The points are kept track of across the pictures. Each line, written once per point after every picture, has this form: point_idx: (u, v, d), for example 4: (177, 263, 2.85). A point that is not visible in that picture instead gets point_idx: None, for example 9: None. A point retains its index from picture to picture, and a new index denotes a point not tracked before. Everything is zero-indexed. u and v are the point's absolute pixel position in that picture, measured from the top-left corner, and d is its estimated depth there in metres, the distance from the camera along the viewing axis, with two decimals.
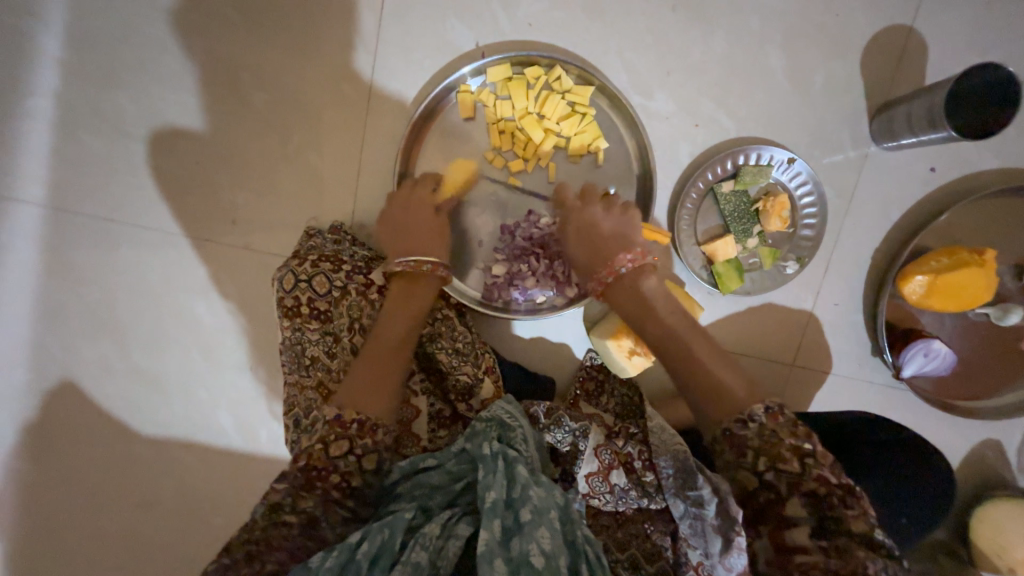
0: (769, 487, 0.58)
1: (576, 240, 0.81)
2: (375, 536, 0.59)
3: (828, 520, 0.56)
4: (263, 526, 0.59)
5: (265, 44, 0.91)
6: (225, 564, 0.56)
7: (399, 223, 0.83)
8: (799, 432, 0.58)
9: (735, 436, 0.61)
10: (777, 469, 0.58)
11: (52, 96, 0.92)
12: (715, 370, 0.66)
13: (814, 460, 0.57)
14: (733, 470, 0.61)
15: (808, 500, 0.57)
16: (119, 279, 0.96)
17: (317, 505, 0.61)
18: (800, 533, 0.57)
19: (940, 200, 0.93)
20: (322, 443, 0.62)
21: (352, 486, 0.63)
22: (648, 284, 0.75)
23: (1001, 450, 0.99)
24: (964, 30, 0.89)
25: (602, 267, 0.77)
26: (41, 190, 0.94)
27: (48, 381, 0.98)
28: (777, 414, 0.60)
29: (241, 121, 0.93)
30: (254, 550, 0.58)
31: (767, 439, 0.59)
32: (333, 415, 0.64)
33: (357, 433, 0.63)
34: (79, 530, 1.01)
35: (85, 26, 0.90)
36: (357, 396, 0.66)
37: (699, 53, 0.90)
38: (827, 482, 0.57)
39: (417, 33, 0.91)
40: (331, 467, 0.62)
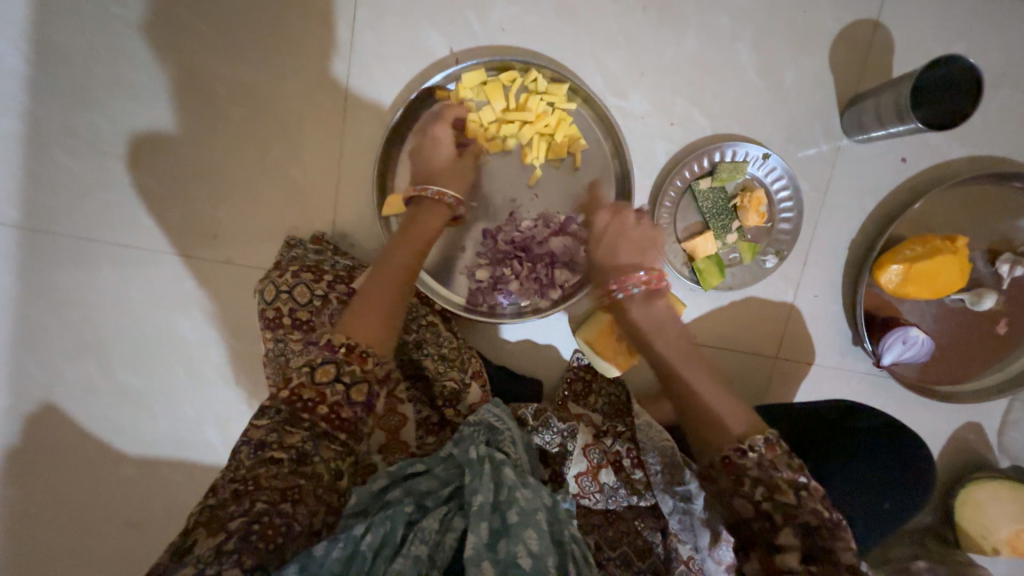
0: (763, 516, 0.60)
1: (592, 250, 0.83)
2: (377, 527, 0.61)
3: (817, 549, 0.58)
4: (250, 465, 0.58)
5: (238, 56, 0.91)
6: (214, 504, 0.57)
7: (428, 168, 0.85)
8: (798, 466, 0.60)
9: (733, 464, 0.62)
10: (774, 501, 0.59)
11: (22, 116, 0.91)
12: (713, 398, 0.68)
13: (809, 493, 0.59)
14: (729, 498, 0.62)
15: (798, 530, 0.59)
16: (99, 298, 0.95)
17: (306, 440, 0.60)
18: (789, 557, 0.58)
19: (912, 190, 0.95)
20: (309, 369, 0.62)
21: (342, 417, 0.62)
22: (654, 307, 0.76)
23: (982, 432, 1.01)
24: (927, 22, 0.91)
25: (612, 278, 0.78)
26: (15, 211, 0.93)
27: (30, 404, 0.97)
28: (776, 447, 0.61)
29: (217, 135, 0.92)
30: (243, 488, 0.57)
31: (767, 471, 0.60)
32: (324, 340, 0.65)
33: (344, 357, 0.63)
34: (70, 553, 1.00)
35: (53, 44, 0.89)
36: (352, 325, 0.67)
37: (671, 53, 0.91)
38: (817, 515, 0.58)
39: (390, 42, 0.91)
40: (317, 395, 0.61)
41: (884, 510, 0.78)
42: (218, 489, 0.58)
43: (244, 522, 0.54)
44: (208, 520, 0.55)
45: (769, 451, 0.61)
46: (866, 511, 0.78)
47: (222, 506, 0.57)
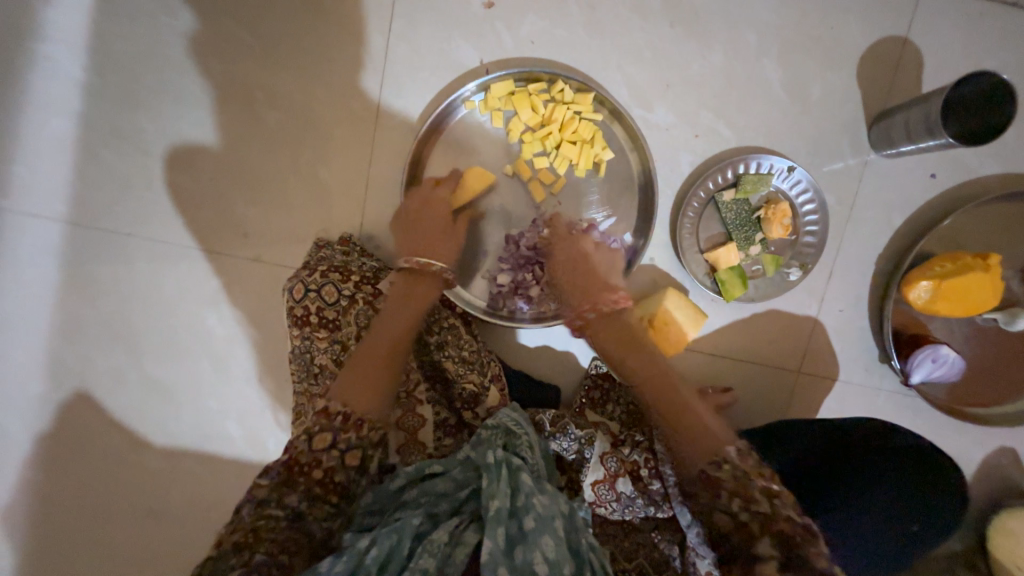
0: (742, 527, 0.62)
1: (563, 276, 0.85)
2: (384, 540, 0.62)
3: (794, 558, 0.57)
4: (249, 519, 0.61)
5: (278, 64, 0.95)
6: (218, 552, 0.60)
7: (416, 223, 0.86)
8: (766, 473, 0.63)
9: (710, 476, 0.65)
10: (749, 510, 0.61)
11: (75, 118, 0.96)
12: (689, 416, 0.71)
13: (781, 502, 0.61)
14: (711, 511, 0.65)
15: (777, 542, 0.59)
16: (135, 291, 0.99)
17: (302, 501, 0.62)
18: (769, 569, 0.58)
19: (941, 206, 0.93)
20: (307, 437, 0.65)
21: (335, 482, 0.64)
22: (621, 328, 0.80)
23: (1016, 458, 0.97)
24: (958, 39, 0.91)
25: (587, 303, 0.82)
26: (63, 206, 0.98)
27: (64, 391, 1.00)
28: (747, 456, 0.65)
29: (255, 138, 0.96)
30: (244, 541, 0.59)
31: (739, 480, 0.63)
32: (321, 407, 0.67)
33: (340, 426, 0.66)
34: (91, 539, 1.02)
35: (108, 51, 0.95)
36: (349, 390, 0.69)
37: (696, 67, 0.93)
38: (791, 522, 0.59)
39: (423, 53, 0.94)
40: (313, 461, 0.63)
41: (912, 532, 0.75)
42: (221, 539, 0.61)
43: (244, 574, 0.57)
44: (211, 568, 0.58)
45: (740, 460, 0.64)
46: (892, 535, 0.75)
47: (225, 555, 0.59)
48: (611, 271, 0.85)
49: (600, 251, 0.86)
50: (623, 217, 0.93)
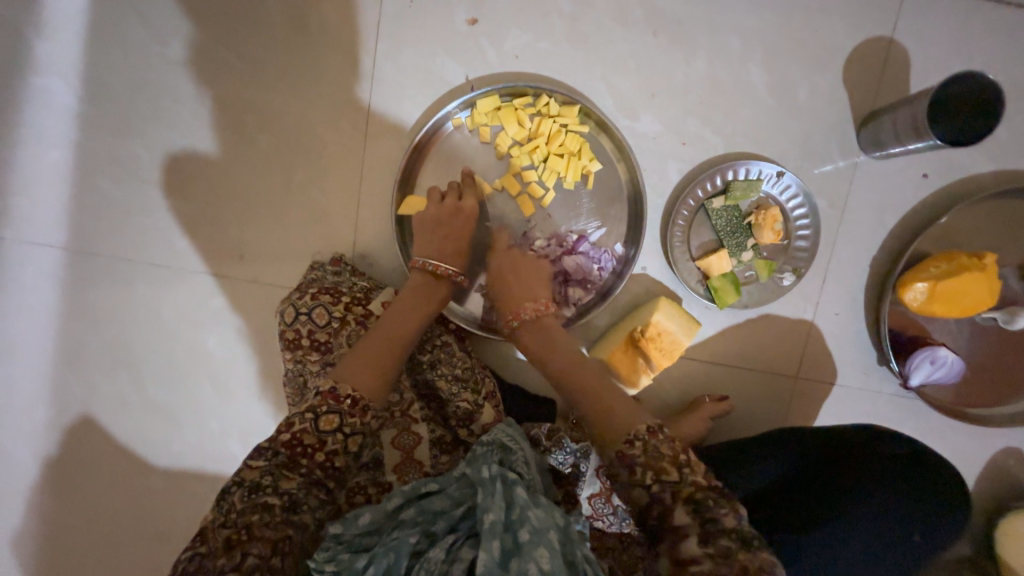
0: (656, 499, 0.56)
1: (495, 286, 0.86)
2: (380, 560, 0.62)
3: (708, 524, 0.53)
4: (243, 509, 0.59)
5: (266, 87, 0.96)
6: (203, 552, 0.57)
7: (433, 223, 0.85)
8: (676, 445, 0.58)
9: (625, 455, 0.59)
10: (659, 480, 0.56)
11: (71, 148, 0.98)
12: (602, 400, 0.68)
13: (691, 470, 0.56)
14: (628, 490, 0.58)
15: (690, 507, 0.54)
16: (134, 315, 1.00)
17: (299, 487, 0.64)
18: (690, 544, 0.53)
19: (935, 206, 0.93)
20: (313, 416, 0.67)
21: (335, 466, 0.67)
22: (540, 333, 0.79)
23: (1022, 458, 0.95)
24: (945, 38, 0.90)
25: (509, 309, 0.82)
26: (62, 235, 0.99)
27: (68, 417, 1.02)
28: (657, 431, 0.59)
29: (246, 161, 0.98)
30: (234, 539, 0.57)
31: (651, 454, 0.58)
32: (328, 388, 0.69)
33: (348, 409, 0.68)
34: (100, 563, 1.03)
35: (101, 81, 0.97)
36: (356, 375, 0.71)
37: (681, 75, 0.93)
38: (701, 486, 0.55)
39: (409, 71, 0.95)
40: (317, 444, 0.66)
41: (914, 543, 0.73)
42: (207, 536, 0.59)
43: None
44: (196, 570, 0.56)
45: (652, 436, 0.59)
46: (891, 547, 0.73)
47: (210, 555, 0.57)
48: (538, 278, 0.85)
49: (527, 262, 0.87)
50: (614, 227, 0.93)
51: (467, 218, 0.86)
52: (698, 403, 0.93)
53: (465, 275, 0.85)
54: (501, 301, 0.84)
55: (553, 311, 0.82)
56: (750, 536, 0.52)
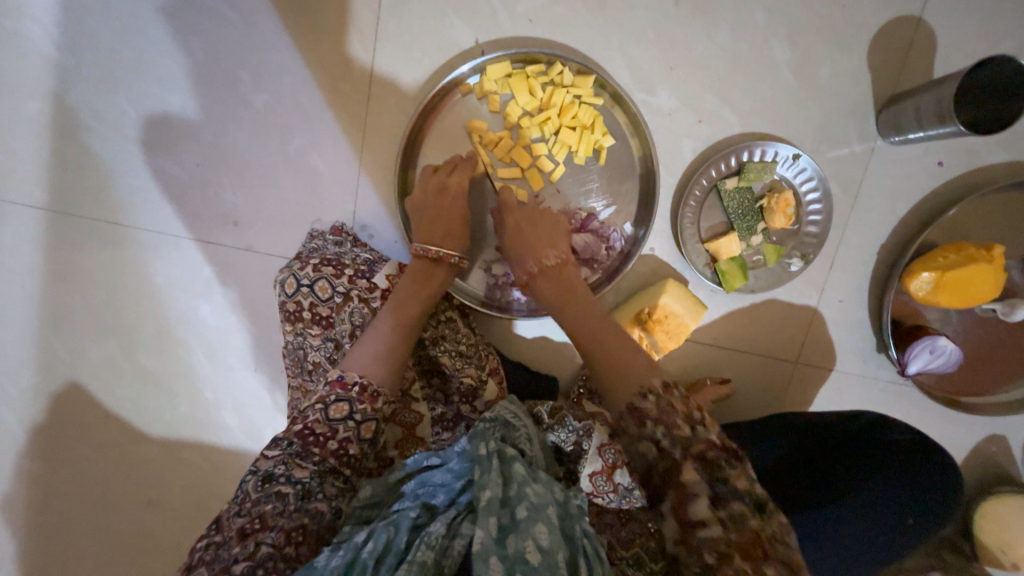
0: (665, 455, 0.55)
1: (513, 229, 0.82)
2: (380, 535, 0.61)
3: (721, 486, 0.52)
4: (259, 498, 0.64)
5: (262, 41, 0.90)
6: (218, 541, 0.61)
7: (424, 206, 0.84)
8: (690, 402, 0.58)
9: (637, 409, 0.59)
10: (671, 438, 0.55)
11: (49, 99, 0.92)
12: (622, 357, 0.65)
13: (705, 428, 0.56)
14: (635, 446, 0.58)
15: (700, 466, 0.53)
16: (122, 281, 0.96)
17: (312, 476, 0.67)
18: (700, 504, 0.52)
19: (947, 195, 0.92)
20: (323, 407, 0.69)
21: (350, 453, 0.70)
22: (555, 283, 0.78)
23: (1006, 445, 0.98)
24: (973, 20, 0.87)
25: (527, 257, 0.80)
26: (42, 193, 0.94)
27: (55, 383, 0.99)
28: (673, 389, 0.59)
29: (239, 121, 0.92)
30: (248, 528, 0.61)
31: (664, 408, 0.57)
32: (336, 377, 0.71)
33: (356, 396, 0.70)
34: (94, 528, 1.03)
35: (79, 27, 0.90)
36: (362, 362, 0.73)
37: (701, 48, 0.89)
38: (713, 445, 0.54)
39: (416, 31, 0.90)
40: (329, 431, 0.68)
41: (903, 523, 0.75)
42: (223, 525, 0.63)
43: (247, 565, 0.57)
44: (214, 557, 0.60)
45: (666, 392, 0.58)
46: (888, 529, 0.75)
47: (226, 544, 0.61)
48: (559, 229, 0.83)
49: (545, 213, 0.84)
50: (624, 205, 0.91)
51: (458, 194, 0.84)
52: (699, 385, 0.94)
53: (463, 256, 0.83)
54: (513, 247, 0.82)
55: (570, 263, 0.80)
56: (761, 501, 0.52)
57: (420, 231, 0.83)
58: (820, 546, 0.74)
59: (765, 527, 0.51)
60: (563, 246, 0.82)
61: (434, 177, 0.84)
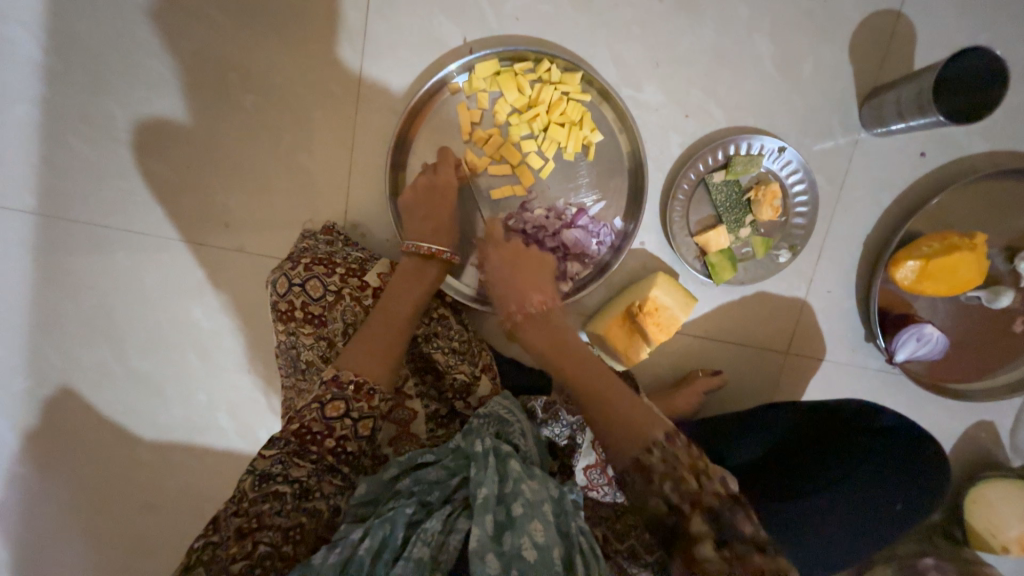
0: (674, 509, 0.55)
1: (500, 275, 0.82)
2: (376, 532, 0.61)
3: (726, 531, 0.53)
4: (255, 498, 0.62)
5: (251, 42, 0.91)
6: (216, 541, 0.60)
7: (415, 206, 0.85)
8: (695, 453, 0.58)
9: (643, 464, 0.58)
10: (680, 490, 0.56)
11: (37, 103, 0.91)
12: (620, 407, 0.64)
13: (709, 477, 0.56)
14: (644, 499, 0.58)
15: (708, 516, 0.54)
16: (113, 284, 0.96)
17: (309, 475, 0.66)
18: (706, 546, 0.53)
19: (931, 185, 0.93)
20: (319, 405, 0.69)
21: (346, 451, 0.69)
22: (546, 329, 0.76)
23: (994, 430, 1.00)
24: (951, 13, 0.89)
25: (515, 303, 0.79)
26: (31, 196, 0.94)
27: (47, 388, 0.98)
28: (676, 438, 0.59)
29: (230, 123, 0.92)
30: (245, 528, 0.60)
31: (671, 462, 0.57)
32: (331, 376, 0.71)
33: (352, 394, 0.70)
34: (88, 534, 1.02)
35: (67, 30, 0.89)
36: (357, 360, 0.72)
37: (686, 44, 0.90)
38: (720, 496, 0.55)
39: (405, 30, 0.90)
40: (326, 430, 0.68)
41: (894, 509, 0.76)
42: (220, 525, 0.61)
43: (246, 564, 0.57)
44: (211, 557, 0.58)
45: (672, 444, 0.58)
46: (868, 520, 0.76)
47: (223, 544, 0.59)
48: (544, 270, 0.82)
49: (530, 255, 0.84)
50: (613, 201, 0.92)
51: (446, 193, 0.85)
52: (692, 377, 0.95)
53: (453, 252, 0.84)
54: (502, 290, 0.81)
55: (557, 305, 0.80)
56: (764, 541, 0.53)
57: (412, 230, 0.84)
58: (813, 531, 0.74)
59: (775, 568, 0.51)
60: (550, 290, 0.81)
61: (422, 178, 0.85)
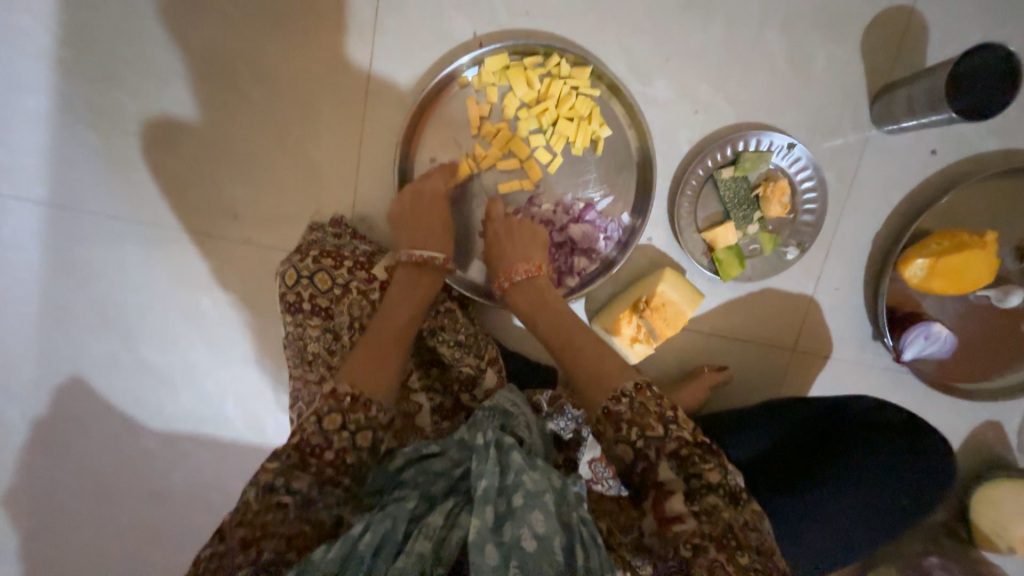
0: (641, 456, 0.58)
1: (491, 245, 0.85)
2: (377, 527, 0.59)
3: (693, 479, 0.56)
4: (256, 511, 0.59)
5: (261, 35, 0.91)
6: (220, 552, 0.57)
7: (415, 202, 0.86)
8: (664, 403, 0.60)
9: (612, 413, 0.61)
10: (646, 438, 0.58)
11: (50, 95, 0.92)
12: (594, 363, 0.68)
13: (676, 425, 0.58)
14: (614, 448, 0.60)
15: (674, 463, 0.57)
16: (123, 276, 0.97)
17: (312, 485, 0.63)
18: (677, 500, 0.56)
19: (941, 183, 0.93)
20: (317, 416, 0.66)
21: (348, 461, 0.66)
22: (531, 294, 0.80)
23: (1001, 430, 0.99)
24: (964, 9, 0.89)
25: (502, 272, 0.83)
26: (43, 188, 0.95)
27: (57, 377, 0.99)
28: (646, 389, 0.61)
29: (239, 116, 0.93)
30: (249, 538, 0.58)
31: (639, 411, 0.60)
32: (328, 390, 0.68)
33: (349, 406, 0.68)
34: (96, 523, 1.03)
35: (79, 21, 0.90)
36: (354, 376, 0.70)
37: (696, 39, 0.90)
38: (687, 442, 0.57)
39: (415, 24, 0.90)
40: (326, 441, 0.65)
41: (900, 503, 0.77)
42: (223, 535, 0.58)
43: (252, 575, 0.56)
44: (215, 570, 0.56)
45: (640, 394, 0.61)
46: (870, 521, 0.77)
47: (228, 555, 0.57)
48: (534, 240, 0.85)
49: (521, 226, 0.86)
50: (621, 196, 0.92)
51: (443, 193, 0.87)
52: (698, 372, 0.95)
53: (448, 257, 0.84)
54: (491, 258, 0.85)
55: (544, 274, 0.83)
56: (731, 491, 0.56)
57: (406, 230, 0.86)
58: (817, 524, 0.77)
59: (738, 514, 0.55)
60: (538, 258, 0.83)
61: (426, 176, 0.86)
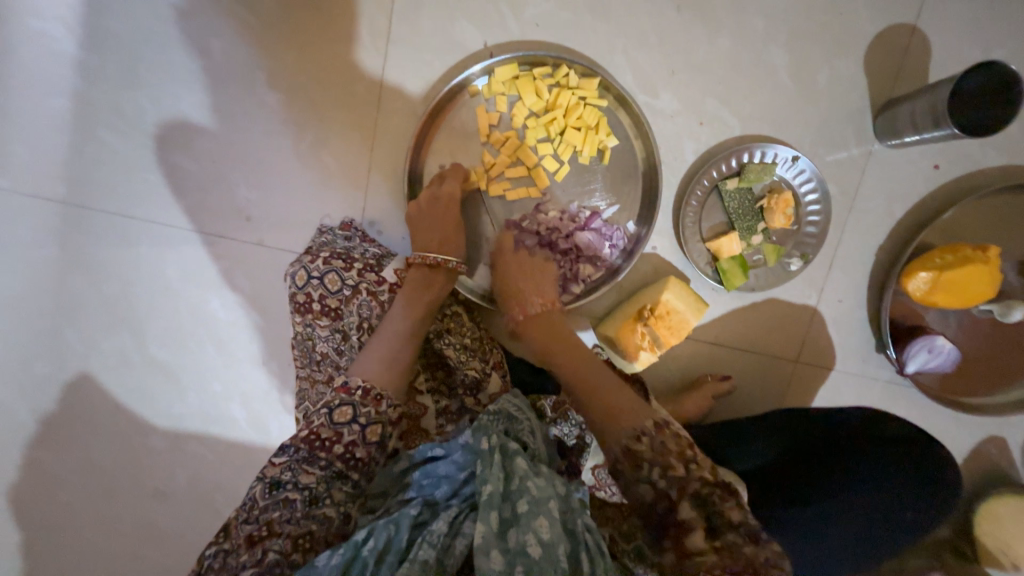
0: (662, 495, 0.58)
1: (503, 274, 0.88)
2: (380, 532, 0.61)
3: (714, 517, 0.56)
4: (266, 506, 0.64)
5: (277, 43, 0.93)
6: (227, 548, 0.63)
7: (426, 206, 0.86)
8: (683, 442, 0.61)
9: (632, 451, 0.61)
10: (668, 477, 0.58)
11: (71, 96, 0.94)
12: (613, 399, 0.68)
13: (696, 465, 0.59)
14: (634, 487, 0.60)
15: (695, 501, 0.57)
16: (135, 274, 0.98)
17: (319, 481, 0.66)
18: (696, 535, 0.55)
19: (944, 198, 0.94)
20: (327, 411, 0.69)
21: (356, 458, 0.69)
22: (545, 329, 0.83)
23: (1005, 446, 0.99)
24: (966, 28, 0.90)
25: (515, 305, 0.86)
26: (61, 187, 0.96)
27: (66, 373, 1.01)
28: (665, 427, 0.62)
29: (254, 120, 0.95)
30: (257, 533, 0.62)
31: (659, 450, 0.61)
32: (341, 383, 0.72)
33: (360, 399, 0.70)
34: (98, 521, 1.04)
35: (102, 26, 0.93)
36: (367, 367, 0.74)
37: (703, 53, 0.92)
38: (707, 481, 0.58)
39: (427, 34, 0.93)
40: (334, 436, 0.68)
41: (903, 517, 0.76)
42: (232, 532, 0.64)
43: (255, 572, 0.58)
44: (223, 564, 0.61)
45: (660, 432, 0.62)
46: (871, 534, 0.77)
47: (236, 551, 0.62)
48: (546, 273, 0.88)
49: (533, 257, 0.89)
50: (626, 205, 0.93)
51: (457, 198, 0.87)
52: (701, 382, 0.96)
53: (461, 263, 0.85)
54: (505, 291, 0.87)
55: (557, 308, 0.86)
56: (753, 530, 0.54)
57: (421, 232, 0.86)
58: (817, 537, 0.77)
59: (763, 554, 0.53)
60: (551, 295, 0.87)
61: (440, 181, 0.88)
